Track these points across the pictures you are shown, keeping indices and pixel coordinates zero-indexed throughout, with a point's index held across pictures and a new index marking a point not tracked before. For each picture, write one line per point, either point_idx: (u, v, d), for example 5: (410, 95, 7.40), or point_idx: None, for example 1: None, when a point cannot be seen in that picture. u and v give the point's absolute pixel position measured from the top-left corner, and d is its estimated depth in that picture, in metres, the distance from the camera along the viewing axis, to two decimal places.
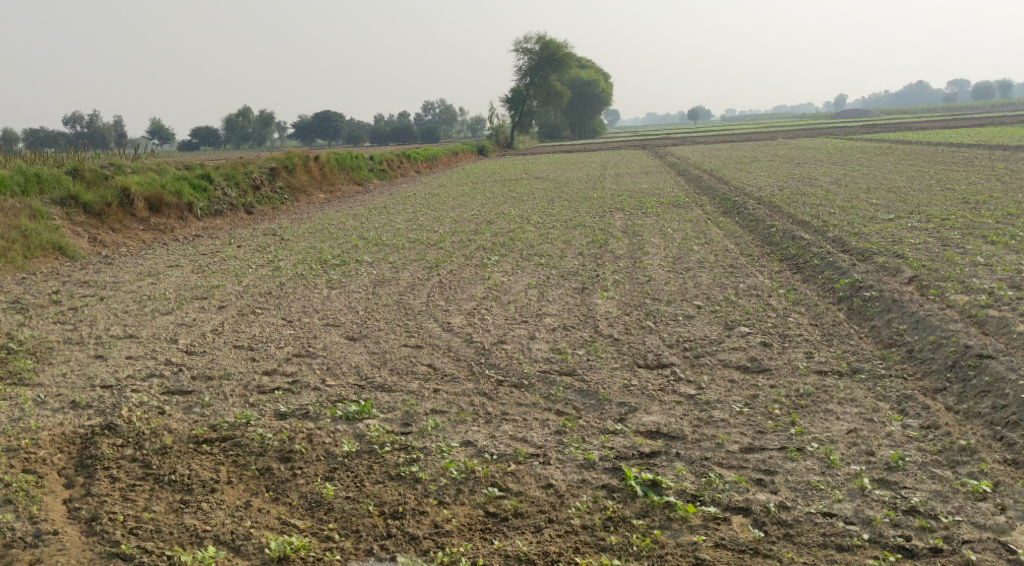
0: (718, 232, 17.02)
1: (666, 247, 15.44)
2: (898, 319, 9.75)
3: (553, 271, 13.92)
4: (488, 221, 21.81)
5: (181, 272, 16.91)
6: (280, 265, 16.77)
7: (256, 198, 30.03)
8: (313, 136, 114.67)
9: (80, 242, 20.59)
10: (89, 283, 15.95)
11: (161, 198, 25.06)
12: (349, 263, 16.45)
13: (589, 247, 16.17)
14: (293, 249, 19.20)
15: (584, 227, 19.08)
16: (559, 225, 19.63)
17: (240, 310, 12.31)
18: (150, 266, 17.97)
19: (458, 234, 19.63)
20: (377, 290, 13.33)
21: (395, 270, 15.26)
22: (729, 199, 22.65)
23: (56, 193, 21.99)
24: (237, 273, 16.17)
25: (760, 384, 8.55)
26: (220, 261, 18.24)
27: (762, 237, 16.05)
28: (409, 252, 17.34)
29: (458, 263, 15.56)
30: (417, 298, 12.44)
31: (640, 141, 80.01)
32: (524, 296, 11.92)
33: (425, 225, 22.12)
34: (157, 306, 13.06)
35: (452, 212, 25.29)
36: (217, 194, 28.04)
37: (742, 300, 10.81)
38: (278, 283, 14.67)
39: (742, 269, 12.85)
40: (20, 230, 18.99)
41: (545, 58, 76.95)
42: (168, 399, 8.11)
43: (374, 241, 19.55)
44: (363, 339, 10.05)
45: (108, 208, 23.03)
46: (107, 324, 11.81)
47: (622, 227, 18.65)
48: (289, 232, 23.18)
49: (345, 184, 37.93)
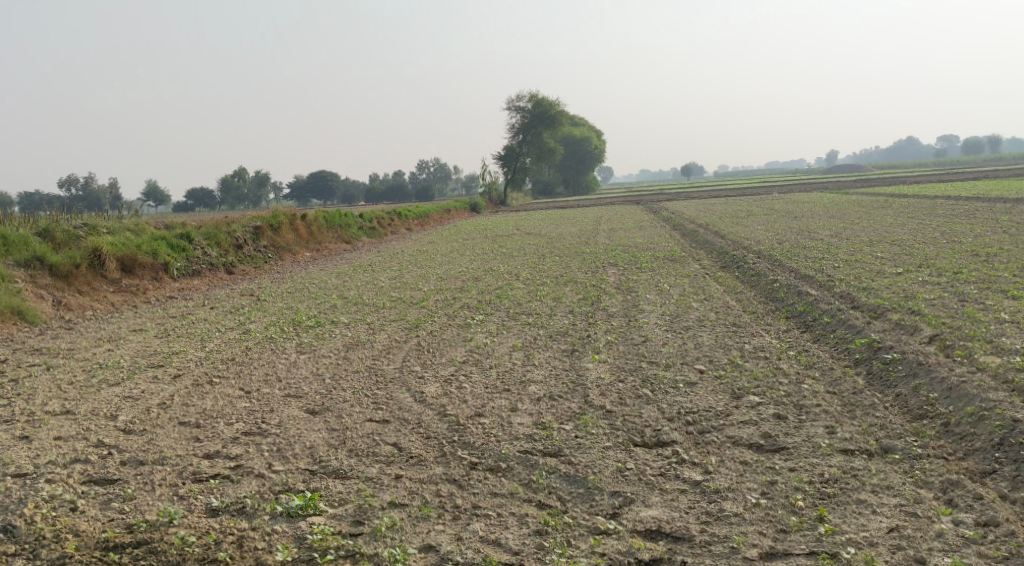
0: (717, 288, 16.05)
1: (663, 303, 14.48)
2: (928, 386, 8.70)
3: (541, 331, 12.88)
4: (476, 278, 20.90)
5: (145, 337, 15.88)
6: (250, 328, 15.74)
7: (238, 256, 29.08)
8: (308, 196, 114.64)
9: (45, 306, 19.60)
10: (43, 351, 14.90)
11: (135, 259, 24.11)
12: (324, 324, 15.44)
13: (580, 304, 15.18)
14: (267, 311, 18.18)
15: (575, 283, 18.10)
16: (549, 282, 18.66)
17: (195, 380, 11.23)
18: (114, 331, 16.94)
19: (443, 292, 18.68)
20: (349, 355, 12.27)
21: (372, 332, 14.21)
22: (727, 253, 21.76)
23: (22, 255, 21.03)
24: (203, 337, 15.14)
25: (775, 468, 7.45)
26: (187, 324, 17.20)
27: (765, 292, 15.08)
28: (388, 313, 16.32)
29: (440, 323, 14.53)
30: (392, 363, 11.38)
31: (634, 197, 79.76)
32: (507, 360, 10.87)
33: (409, 283, 21.14)
34: (106, 376, 12.00)
35: (439, 268, 24.37)
36: (196, 253, 27.11)
37: (748, 363, 9.75)
38: (244, 347, 13.62)
39: (745, 328, 11.83)
40: None
41: (538, 116, 77.23)
42: (85, 491, 6.97)
43: (354, 300, 18.57)
44: (326, 411, 8.96)
45: (78, 270, 22.06)
46: (46, 399, 10.73)
47: (615, 283, 17.69)
48: (268, 292, 22.19)
49: (333, 242, 37.05)
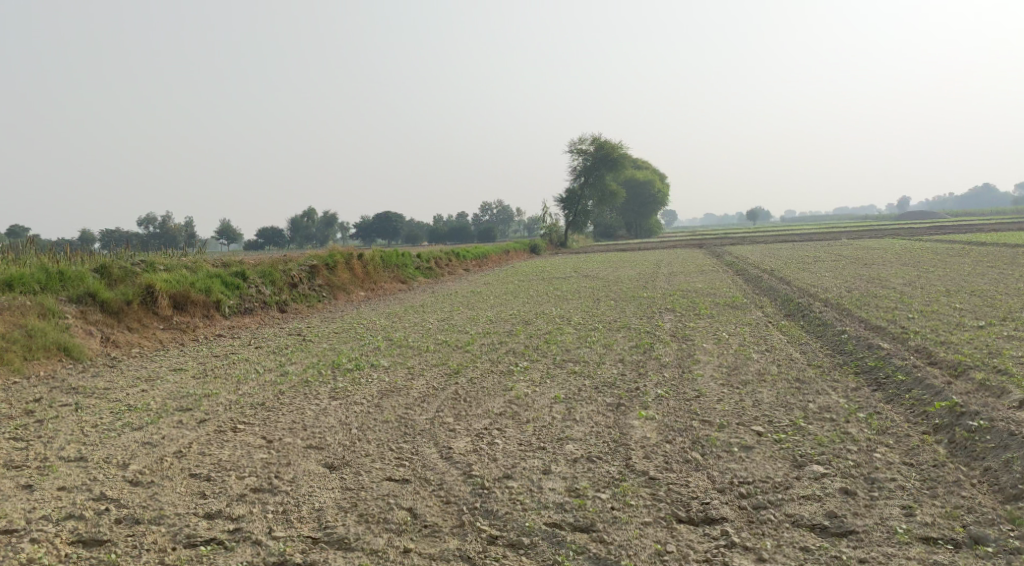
0: (780, 338, 15.02)
1: (720, 354, 13.56)
2: (1023, 461, 7.70)
3: (587, 381, 12.06)
4: (527, 321, 20.18)
5: (181, 376, 15.45)
6: (288, 370, 15.19)
7: (291, 295, 28.81)
8: (373, 236, 115.73)
9: (92, 342, 19.37)
10: (77, 389, 14.52)
11: (187, 296, 23.93)
12: (363, 368, 14.86)
13: (632, 353, 14.32)
14: (309, 352, 17.65)
15: (628, 330, 17.22)
16: (601, 328, 17.81)
17: (220, 426, 10.66)
18: (153, 369, 16.56)
19: (490, 336, 17.99)
20: (382, 402, 11.60)
21: (411, 378, 13.54)
22: (792, 301, 20.66)
23: (75, 291, 20.98)
24: (239, 379, 14.63)
25: (832, 556, 6.80)
26: (227, 364, 16.75)
27: (832, 344, 14.05)
28: (430, 357, 15.66)
29: (483, 370, 13.80)
30: (426, 413, 10.67)
31: (697, 241, 78.52)
32: (547, 414, 10.06)
33: (457, 325, 20.49)
34: (132, 419, 11.50)
35: (491, 310, 23.73)
36: (249, 291, 26.91)
37: (811, 425, 8.77)
38: (277, 391, 13.04)
39: (809, 384, 10.85)
40: (26, 330, 17.94)
41: (601, 158, 76.81)
42: (68, 555, 6.84)
43: (398, 342, 17.96)
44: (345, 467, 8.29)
45: (129, 306, 21.90)
46: (64, 443, 10.24)
47: (671, 330, 16.77)
48: (315, 332, 21.76)
49: (389, 281, 36.69)
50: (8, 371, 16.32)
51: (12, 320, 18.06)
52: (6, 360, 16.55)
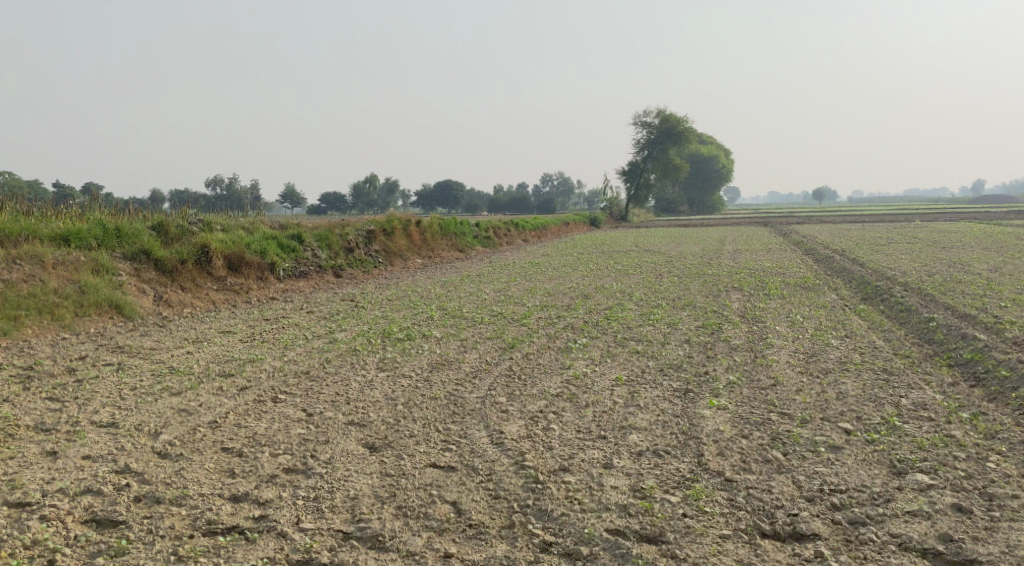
0: (860, 323, 14.00)
1: (796, 338, 12.58)
2: None
3: (652, 362, 11.20)
4: (586, 295, 19.39)
5: (230, 340, 14.96)
6: (337, 338, 14.58)
7: (348, 260, 28.30)
8: (433, 204, 115.64)
9: (145, 301, 18.98)
10: (123, 349, 14.09)
11: (242, 257, 23.55)
12: (414, 338, 14.24)
13: (699, 333, 13.41)
14: (360, 319, 17.06)
15: (693, 309, 16.28)
16: (664, 305, 16.90)
17: (259, 396, 10.06)
18: (202, 331, 16.09)
19: (547, 309, 17.24)
20: (431, 377, 10.89)
21: (463, 351, 12.83)
22: (869, 283, 19.50)
23: (130, 248, 20.72)
24: (287, 345, 14.06)
25: None
26: (277, 328, 16.21)
27: (918, 332, 12.98)
28: (484, 330, 14.96)
29: (538, 345, 13.04)
30: (476, 391, 9.93)
31: (762, 219, 76.58)
32: (607, 397, 9.23)
33: (514, 297, 19.77)
34: (170, 384, 10.95)
35: (549, 283, 22.99)
36: (305, 255, 26.50)
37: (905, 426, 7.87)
38: (323, 360, 12.41)
39: (898, 377, 9.83)
40: (80, 285, 17.67)
41: (665, 132, 75.38)
42: (76, 538, 6.33)
43: (452, 313, 17.30)
44: (389, 449, 7.65)
45: (183, 266, 21.52)
46: (97, 406, 9.69)
47: (740, 311, 15.79)
48: (369, 298, 21.21)
49: (447, 250, 36.11)
50: (58, 327, 16.01)
51: (65, 276, 17.77)
52: (56, 316, 16.26)
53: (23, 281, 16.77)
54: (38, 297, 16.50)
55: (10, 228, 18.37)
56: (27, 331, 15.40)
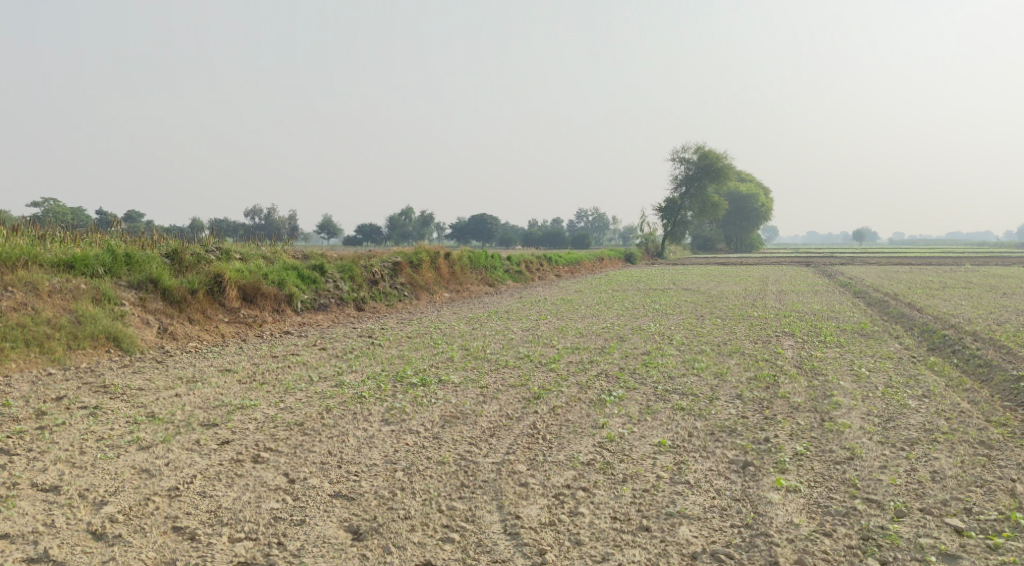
0: (935, 379, 12.31)
1: (865, 397, 10.93)
2: None
3: (701, 424, 9.57)
4: (622, 337, 17.90)
5: (227, 380, 13.55)
6: (344, 380, 13.10)
7: (371, 292, 26.87)
8: (467, 237, 114.87)
9: (147, 334, 17.61)
10: (106, 388, 12.67)
11: (258, 287, 22.20)
12: (429, 383, 12.75)
13: (751, 387, 11.79)
14: (374, 359, 15.59)
15: (741, 358, 14.68)
16: (707, 353, 15.29)
17: (238, 454, 8.58)
18: (200, 369, 14.67)
19: (578, 352, 15.75)
20: (441, 434, 9.35)
21: (481, 402, 11.28)
22: (935, 331, 17.78)
23: (136, 276, 19.37)
24: (287, 388, 12.57)
25: None
26: (282, 367, 14.76)
27: (1007, 392, 11.30)
28: (508, 376, 13.45)
29: (567, 397, 11.48)
30: (492, 455, 8.37)
31: (803, 259, 74.66)
32: (649, 470, 7.68)
33: (543, 337, 18.26)
34: (141, 434, 9.52)
35: (582, 322, 21.55)
36: (326, 286, 25.15)
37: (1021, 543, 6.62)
38: (322, 409, 10.91)
39: (1003, 454, 8.18)
40: (77, 316, 16.43)
41: (704, 169, 74.05)
42: None
43: (474, 354, 15.82)
44: (385, 544, 6.60)
45: (193, 296, 20.17)
46: (48, 462, 8.28)
47: (795, 360, 14.16)
48: (389, 334, 19.75)
49: (476, 284, 34.69)
50: (47, 361, 14.73)
51: (62, 305, 16.51)
52: (45, 349, 14.99)
53: (13, 310, 15.52)
54: (28, 328, 15.22)
55: (7, 253, 17.24)
56: (10, 367, 14.09)
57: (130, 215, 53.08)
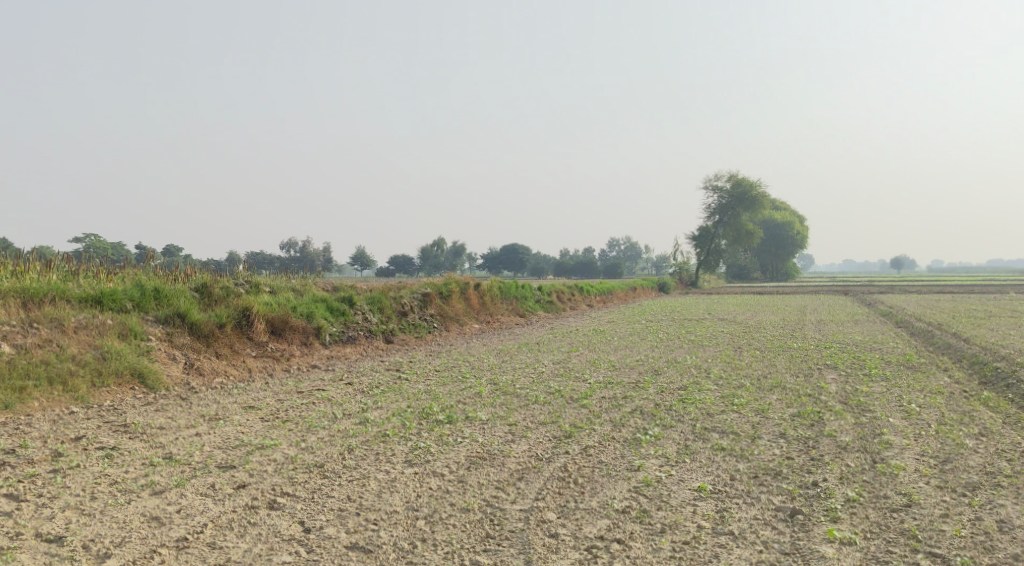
0: (991, 415, 11.63)
1: (917, 436, 10.30)
2: None
3: (742, 467, 9.02)
4: (657, 370, 17.36)
5: (250, 417, 13.21)
6: (369, 418, 12.67)
7: (400, 324, 26.52)
8: (499, 267, 114.73)
9: (173, 369, 17.29)
10: (127, 428, 12.37)
11: (286, 320, 21.91)
12: (457, 421, 12.30)
13: (794, 425, 11.22)
14: (401, 395, 15.17)
15: (783, 394, 14.08)
16: (746, 389, 14.70)
17: (254, 501, 8.16)
18: (224, 406, 14.31)
19: (611, 387, 15.23)
20: (467, 477, 8.88)
21: (510, 441, 10.79)
22: (985, 362, 17.02)
23: (164, 310, 19.12)
24: (310, 426, 12.16)
25: None
26: (307, 403, 14.38)
27: None
28: (538, 412, 12.97)
29: (600, 436, 10.95)
30: (521, 501, 7.88)
31: (840, 287, 73.40)
32: (689, 520, 7.20)
33: (574, 371, 17.75)
34: (156, 478, 9.14)
35: (615, 354, 21.01)
36: (355, 319, 24.83)
37: None
38: (344, 449, 10.49)
39: None
40: (102, 351, 16.20)
41: (737, 197, 73.30)
42: None
43: (504, 389, 15.36)
44: None
45: (221, 331, 19.88)
46: (57, 510, 7.93)
47: (839, 396, 13.53)
48: (418, 368, 19.31)
49: (507, 315, 34.28)
50: (70, 399, 14.46)
51: (87, 341, 16.28)
52: (68, 387, 14.75)
53: (37, 347, 15.29)
54: (52, 364, 14.99)
55: (34, 289, 17.09)
56: (32, 405, 13.84)
57: (166, 249, 53.40)
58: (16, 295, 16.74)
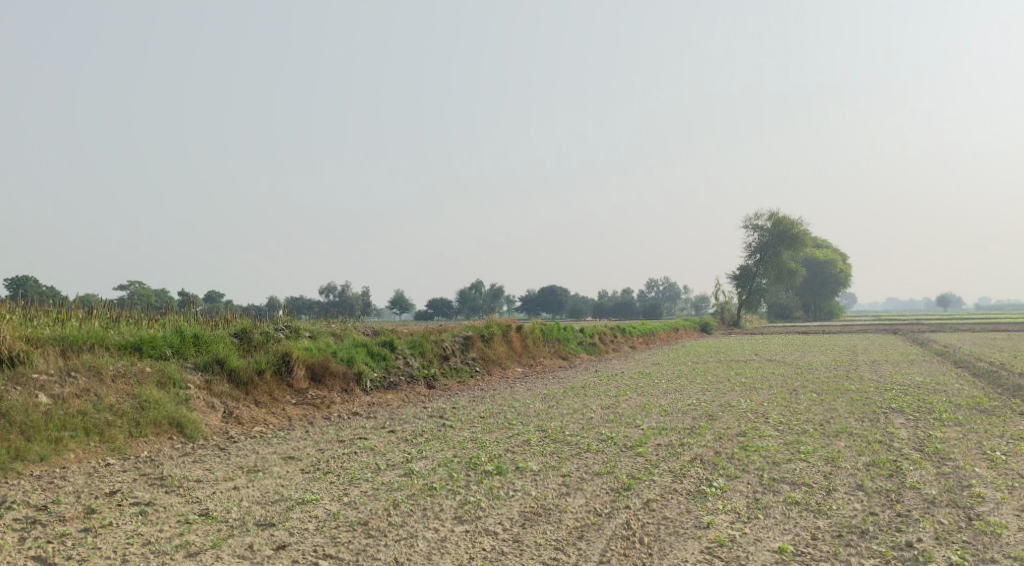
0: None
1: (1011, 488, 9.46)
2: None
3: (822, 525, 8.31)
4: (712, 416, 16.58)
5: (290, 469, 12.65)
6: (414, 469, 12.05)
7: (441, 369, 25.94)
8: (537, 309, 114.16)
9: (212, 418, 16.82)
10: (163, 481, 11.88)
11: (326, 366, 21.42)
12: (506, 472, 11.64)
13: (871, 477, 10.41)
14: (445, 443, 14.54)
15: (851, 440, 13.25)
16: (810, 435, 13.88)
17: None
18: (263, 457, 13.78)
19: (666, 434, 14.47)
20: (522, 536, 8.24)
21: (565, 494, 10.10)
22: None
23: (203, 357, 18.74)
24: (352, 478, 11.57)
25: None
26: (348, 453, 13.80)
27: None
28: (592, 462, 12.27)
29: (661, 488, 10.22)
30: None
31: (888, 326, 71.59)
32: None
33: (625, 416, 17.01)
34: (192, 538, 8.61)
35: (666, 398, 20.21)
36: (396, 363, 24.29)
37: None
38: (389, 504, 9.88)
39: None
40: (140, 401, 15.79)
41: (779, 235, 72.22)
42: None
43: (553, 437, 14.66)
44: None
45: (261, 378, 19.44)
46: None
47: (913, 443, 12.67)
48: (462, 414, 18.65)
49: (549, 357, 33.57)
50: (106, 450, 14.04)
51: (125, 390, 15.87)
52: (105, 438, 14.32)
53: (74, 397, 14.91)
54: (89, 414, 14.59)
55: (72, 337, 16.80)
56: (68, 457, 13.43)
57: (208, 296, 53.43)
58: (55, 343, 16.46)
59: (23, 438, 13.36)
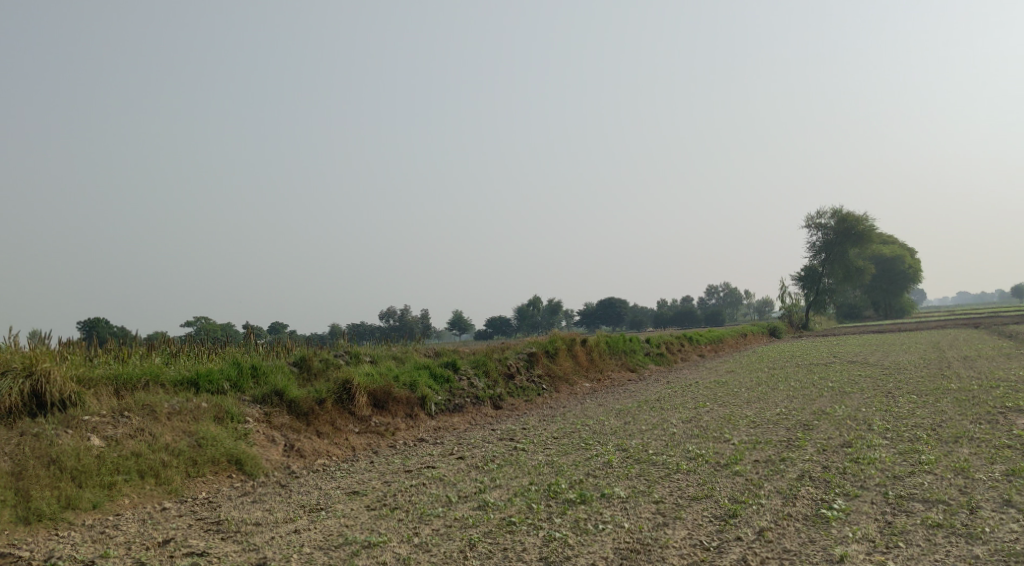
0: None
1: None
2: None
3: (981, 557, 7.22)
4: (808, 426, 15.18)
5: (356, 506, 11.64)
6: (488, 500, 10.94)
7: (508, 388, 24.80)
8: (597, 323, 112.72)
9: (273, 453, 15.92)
10: (220, 526, 10.95)
11: (389, 392, 20.43)
12: (592, 501, 10.44)
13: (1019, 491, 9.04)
14: (520, 469, 13.38)
15: (976, 447, 11.82)
16: (926, 443, 12.43)
17: None
18: (326, 493, 12.81)
19: (761, 449, 13.13)
20: None
21: (664, 525, 8.91)
22: None
23: (261, 389, 17.89)
24: (423, 515, 10.50)
25: None
26: (416, 486, 12.72)
27: None
28: (687, 485, 11.01)
29: (773, 514, 8.95)
30: None
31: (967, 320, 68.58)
32: None
33: (711, 430, 15.69)
34: None
35: (750, 408, 18.81)
36: (460, 385, 23.23)
37: None
38: (467, 547, 8.80)
39: None
40: (196, 438, 14.97)
41: (843, 233, 69.86)
42: None
43: (637, 457, 13.41)
44: None
45: (322, 407, 18.47)
46: None
47: None
48: (533, 436, 17.47)
49: (616, 370, 32.25)
50: (162, 494, 13.21)
51: (181, 427, 15.04)
52: (161, 480, 13.51)
53: (129, 438, 14.10)
54: (144, 456, 13.75)
55: (126, 375, 16.11)
56: (122, 503, 12.65)
57: (272, 326, 53.27)
58: (108, 382, 15.77)
59: (74, 485, 12.59)
